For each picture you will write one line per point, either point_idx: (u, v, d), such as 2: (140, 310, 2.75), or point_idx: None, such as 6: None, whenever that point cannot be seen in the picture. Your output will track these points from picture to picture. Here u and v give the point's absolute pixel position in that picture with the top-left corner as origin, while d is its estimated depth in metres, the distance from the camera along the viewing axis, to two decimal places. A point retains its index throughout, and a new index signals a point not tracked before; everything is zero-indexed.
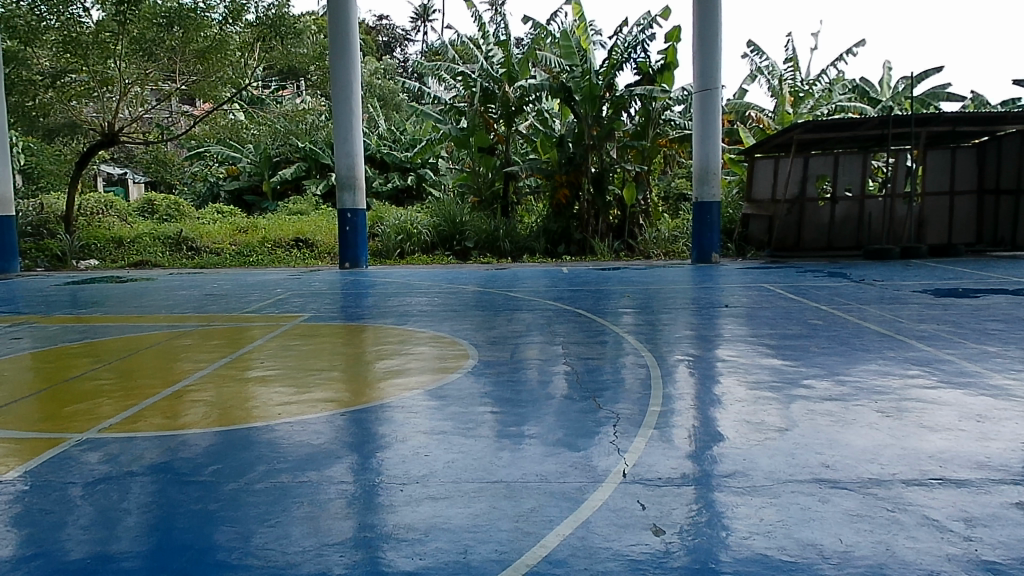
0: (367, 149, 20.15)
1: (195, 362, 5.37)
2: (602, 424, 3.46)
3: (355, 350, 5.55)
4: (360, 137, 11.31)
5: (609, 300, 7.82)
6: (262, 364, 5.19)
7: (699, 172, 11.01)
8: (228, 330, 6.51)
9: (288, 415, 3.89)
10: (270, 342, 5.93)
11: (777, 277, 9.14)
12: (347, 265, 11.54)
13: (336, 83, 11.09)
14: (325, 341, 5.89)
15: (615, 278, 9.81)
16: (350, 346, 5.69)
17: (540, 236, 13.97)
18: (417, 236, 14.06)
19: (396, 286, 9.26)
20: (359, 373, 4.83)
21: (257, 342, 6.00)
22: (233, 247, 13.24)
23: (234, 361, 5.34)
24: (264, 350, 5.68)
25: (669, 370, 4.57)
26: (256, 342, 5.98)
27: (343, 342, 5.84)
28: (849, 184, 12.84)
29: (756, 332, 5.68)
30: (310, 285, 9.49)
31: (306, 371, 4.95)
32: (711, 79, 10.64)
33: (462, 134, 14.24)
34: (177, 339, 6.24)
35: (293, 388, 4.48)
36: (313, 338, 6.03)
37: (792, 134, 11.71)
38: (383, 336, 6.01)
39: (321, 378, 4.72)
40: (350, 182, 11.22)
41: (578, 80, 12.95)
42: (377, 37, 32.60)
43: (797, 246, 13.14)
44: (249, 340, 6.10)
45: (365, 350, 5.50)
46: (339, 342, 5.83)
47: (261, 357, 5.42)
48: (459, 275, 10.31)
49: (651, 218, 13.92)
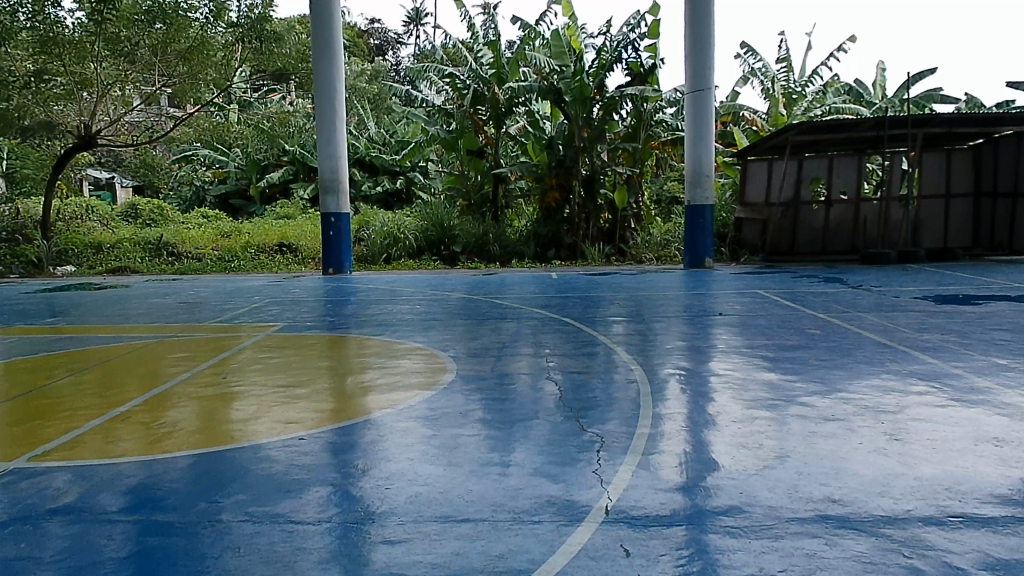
0: (356, 152, 19.84)
1: (158, 376, 5.08)
2: (585, 450, 3.16)
3: (329, 362, 5.25)
4: (344, 139, 11.02)
5: (598, 308, 7.55)
6: (222, 380, 4.85)
7: (691, 174, 10.71)
8: (197, 341, 6.20)
9: (247, 437, 3.58)
10: (236, 356, 5.59)
11: (773, 282, 8.87)
12: (331, 270, 11.23)
13: (319, 83, 10.78)
14: (298, 353, 5.58)
15: (606, 284, 9.53)
16: (324, 358, 5.38)
17: (529, 240, 13.69)
18: (404, 241, 13.74)
19: (379, 292, 8.96)
20: (330, 389, 4.53)
21: (226, 354, 5.70)
22: (215, 252, 12.92)
23: (200, 375, 5.04)
24: (232, 363, 5.38)
25: (660, 386, 4.28)
26: (226, 354, 5.68)
27: (318, 354, 5.54)
28: (844, 187, 12.61)
29: (752, 342, 5.41)
30: (290, 291, 9.19)
31: (273, 386, 4.65)
32: (704, 79, 10.39)
33: (450, 137, 13.96)
34: (143, 351, 5.94)
35: (257, 406, 4.18)
36: (286, 350, 5.72)
37: (786, 136, 11.43)
38: (361, 346, 5.71)
39: (288, 395, 4.41)
40: (334, 185, 10.92)
41: (568, 80, 12.64)
42: (368, 41, 32.33)
43: (791, 251, 12.91)
44: (214, 353, 5.76)
45: (339, 363, 5.20)
46: (309, 355, 5.49)
47: (228, 371, 5.12)
48: (446, 281, 10.01)
49: (642, 222, 13.71)
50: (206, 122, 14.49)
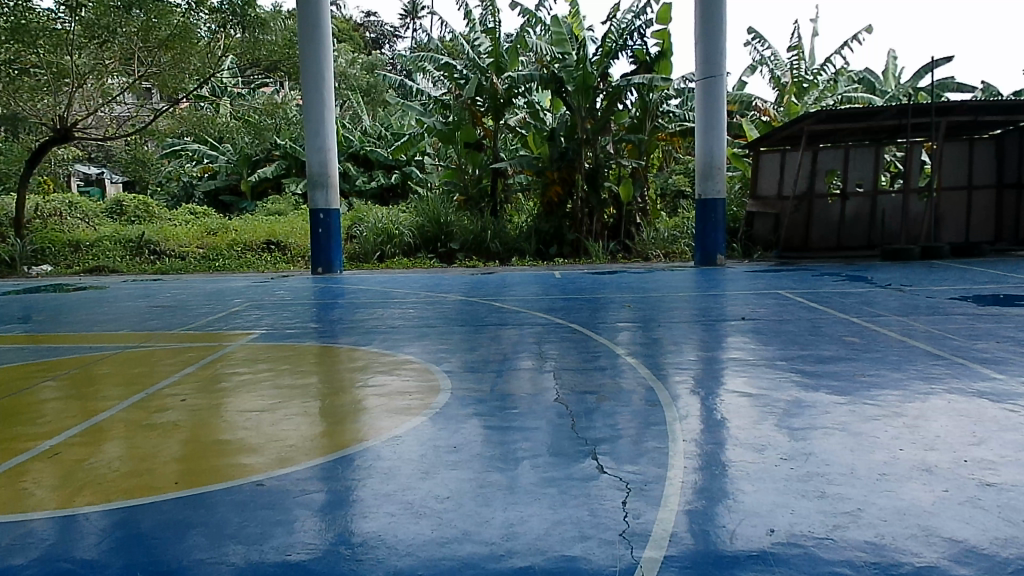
0: (349, 145, 19.18)
1: (103, 400, 4.40)
2: (609, 495, 2.58)
3: (304, 381, 4.57)
4: (333, 130, 10.39)
5: (607, 311, 6.94)
6: (181, 403, 4.23)
7: (702, 166, 10.09)
8: (161, 354, 5.54)
9: (189, 483, 2.90)
10: (201, 372, 4.96)
11: (792, 281, 8.27)
12: (320, 270, 10.61)
13: (307, 71, 10.14)
14: (271, 370, 4.90)
15: (612, 283, 8.93)
16: (298, 376, 4.70)
17: (530, 236, 13.08)
18: (398, 238, 13.06)
19: (371, 294, 8.36)
20: (300, 415, 3.84)
21: (189, 370, 5.02)
22: (200, 251, 12.30)
23: (152, 399, 4.36)
24: (192, 382, 4.70)
25: (688, 406, 3.68)
26: (188, 371, 5.00)
27: (293, 370, 4.86)
28: (860, 179, 12.03)
29: (783, 350, 4.81)
30: (275, 293, 8.58)
31: (234, 412, 3.98)
32: (716, 65, 9.78)
33: (447, 129, 13.34)
34: (96, 366, 5.27)
35: (211, 439, 3.50)
36: (257, 366, 5.05)
37: (803, 125, 10.77)
38: (342, 361, 5.03)
39: (251, 424, 3.73)
40: (322, 180, 10.29)
41: (570, 68, 11.99)
42: (364, 34, 31.63)
43: (805, 246, 12.27)
44: (177, 368, 5.12)
45: (314, 382, 4.51)
46: (284, 371, 4.86)
47: (186, 393, 4.45)
48: (441, 281, 9.41)
49: (648, 217, 13.05)
50: (192, 115, 13.85)
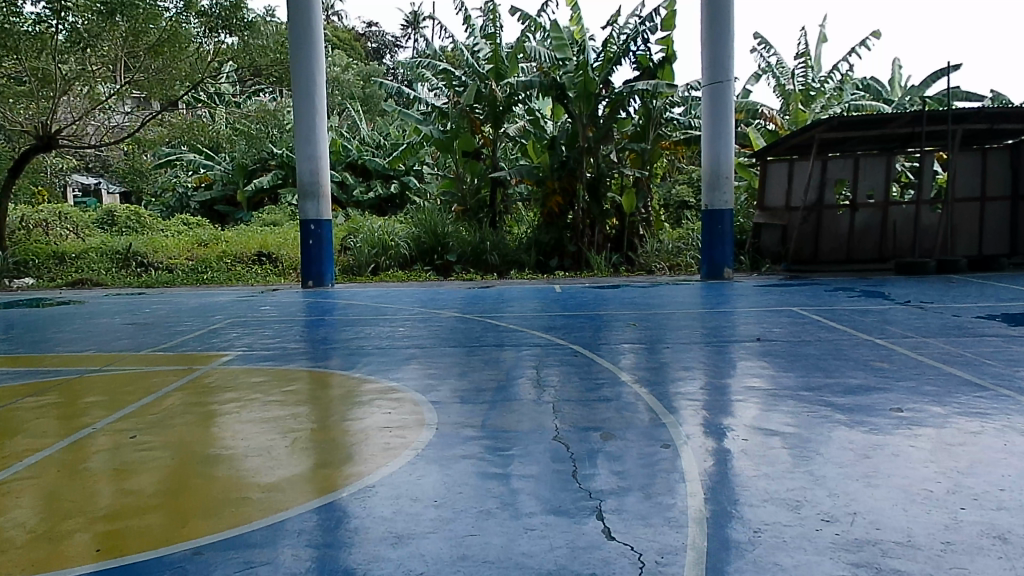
0: (347, 154, 18.78)
1: (45, 435, 3.91)
2: (619, 568, 2.16)
3: (272, 414, 4.09)
4: (326, 138, 9.98)
5: (610, 330, 6.51)
6: (134, 439, 3.76)
7: (708, 175, 9.66)
8: (123, 378, 5.07)
9: (112, 552, 2.43)
10: (164, 401, 4.51)
11: (806, 298, 7.85)
12: (310, 283, 10.18)
13: (297, 76, 9.74)
14: (238, 401, 4.42)
15: (615, 299, 8.50)
16: (266, 408, 4.21)
17: (530, 248, 12.68)
18: (394, 249, 12.65)
19: (362, 310, 7.94)
20: (260, 458, 3.36)
21: (148, 400, 4.53)
22: (188, 263, 11.88)
23: (100, 435, 3.88)
24: (149, 415, 4.21)
25: (704, 446, 3.26)
26: (149, 400, 4.53)
27: (262, 400, 4.38)
28: (871, 189, 11.60)
29: (806, 378, 4.37)
30: (261, 309, 8.16)
31: (187, 453, 3.50)
32: (723, 70, 9.39)
33: (445, 137, 12.99)
34: (49, 393, 4.79)
35: (151, 490, 3.02)
36: (224, 395, 4.56)
37: (813, 133, 10.33)
38: (318, 389, 4.55)
39: (203, 469, 3.26)
40: (313, 190, 9.87)
41: (572, 75, 11.65)
42: (365, 44, 31.32)
43: (814, 259, 11.85)
44: (137, 395, 4.66)
45: (283, 416, 4.03)
46: (254, 400, 4.41)
47: (138, 429, 3.96)
48: (436, 296, 8.98)
49: (652, 228, 12.62)
50: (183, 124, 13.46)
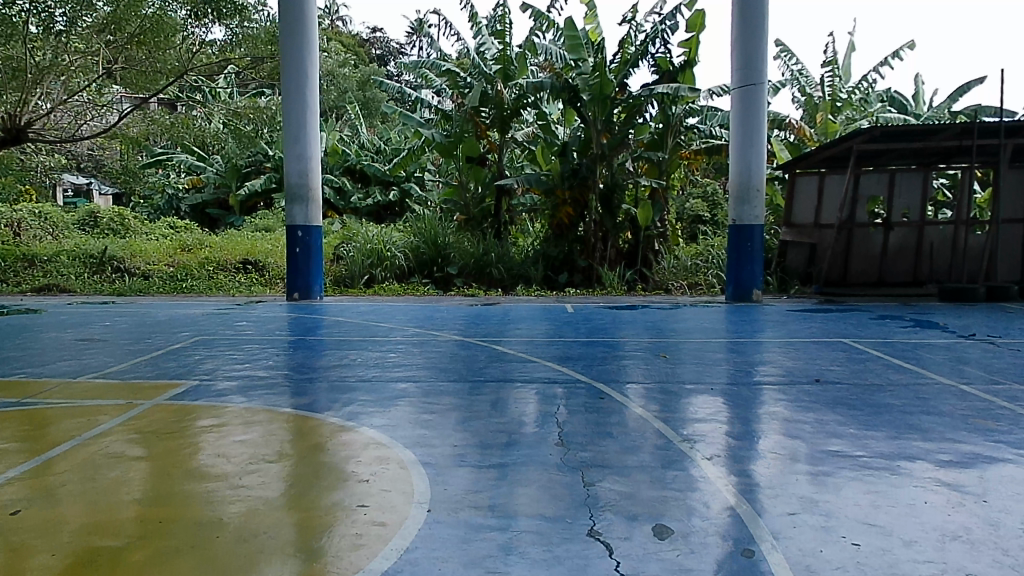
0: (345, 158, 17.89)
1: None
2: None
3: (213, 475, 3.10)
4: (318, 136, 9.09)
5: (635, 357, 5.58)
6: (25, 508, 2.76)
7: (736, 187, 8.78)
8: (42, 416, 4.08)
9: None
10: (83, 448, 3.51)
11: (851, 327, 6.97)
12: (296, 295, 9.24)
13: (288, 69, 8.87)
14: (173, 453, 3.42)
15: (635, 322, 7.61)
16: (205, 464, 3.22)
17: (537, 261, 11.78)
18: (390, 260, 11.69)
19: (350, 330, 7.04)
20: (184, 549, 2.39)
21: (60, 449, 3.51)
22: (167, 269, 11.00)
23: None
24: (53, 471, 3.18)
25: (801, 549, 2.36)
26: (63, 448, 3.53)
27: (204, 454, 3.39)
28: (905, 208, 10.80)
29: (896, 440, 3.48)
30: (238, 324, 7.25)
31: (87, 538, 2.49)
32: (756, 71, 8.52)
33: (447, 142, 12.16)
34: None
35: None
36: (156, 445, 3.55)
37: (850, 144, 9.44)
38: (277, 440, 3.56)
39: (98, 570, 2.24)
40: (303, 193, 8.97)
41: (586, 77, 10.76)
42: (370, 50, 30.41)
43: (843, 281, 11.01)
44: (53, 439, 3.65)
45: (228, 478, 3.05)
46: (198, 452, 3.44)
47: (33, 491, 2.94)
48: (433, 314, 8.08)
49: (668, 243, 11.74)
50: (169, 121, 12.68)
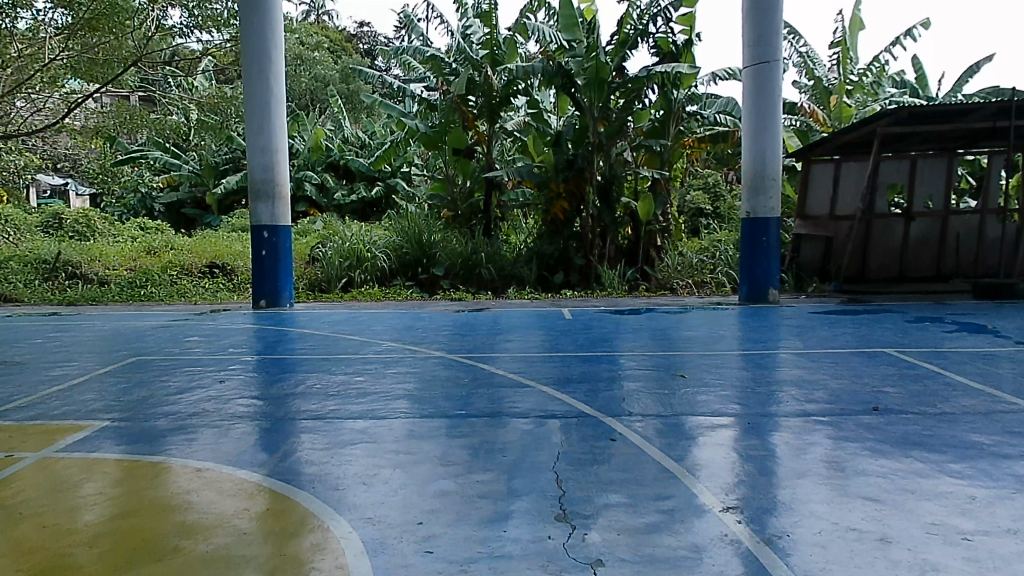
0: (328, 154, 16.97)
1: None
2: None
3: None
4: (284, 126, 8.18)
5: (647, 376, 4.70)
6: None
7: (750, 176, 7.91)
8: None
9: None
10: None
11: (888, 332, 6.10)
12: (263, 303, 8.32)
13: (249, 51, 7.96)
14: (30, 537, 2.46)
15: (641, 328, 6.73)
16: (65, 558, 2.29)
17: (530, 260, 10.88)
18: (370, 262, 10.73)
19: (318, 344, 6.15)
20: None
21: None
22: (127, 275, 10.09)
23: None
24: None
25: None
26: None
27: (73, 537, 2.45)
28: (928, 196, 9.99)
29: (1011, 503, 2.60)
30: (188, 340, 6.34)
31: None
32: (771, 47, 7.65)
33: (432, 132, 11.26)
34: None
35: None
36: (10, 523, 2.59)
37: (873, 127, 8.54)
38: (167, 512, 2.66)
39: None
40: (268, 190, 8.06)
41: (581, 59, 9.85)
42: (358, 44, 29.37)
43: (861, 276, 10.17)
44: None
45: None
46: (71, 533, 2.49)
47: None
48: (414, 322, 7.20)
49: (671, 238, 10.86)
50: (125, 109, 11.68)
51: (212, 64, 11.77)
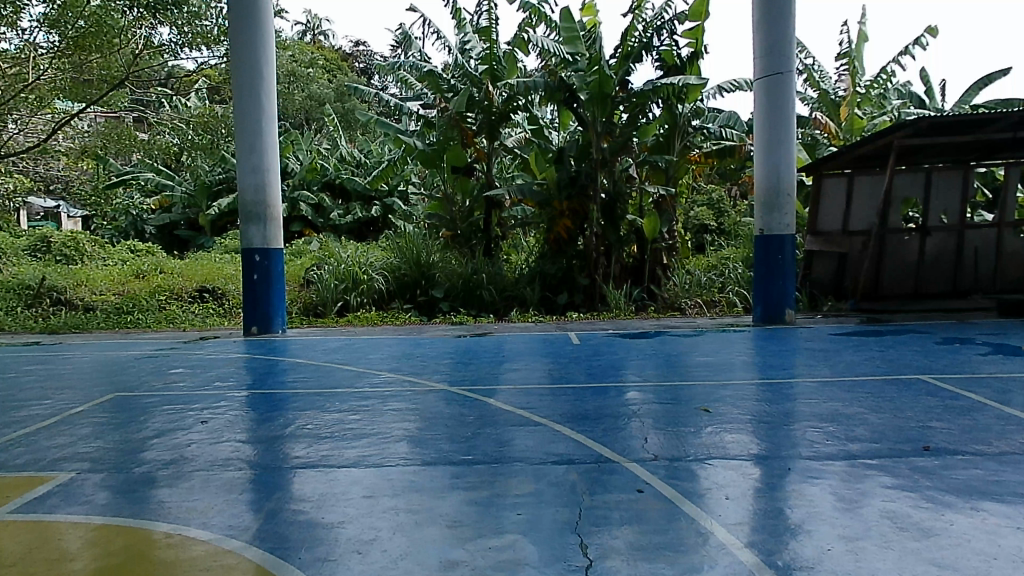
0: (323, 173, 16.59)
1: None
2: None
3: None
4: (276, 145, 7.82)
5: (667, 409, 4.32)
6: None
7: (764, 191, 7.57)
8: None
9: None
10: None
11: (918, 355, 5.73)
12: (254, 329, 7.94)
13: (239, 67, 7.63)
14: None
15: (654, 353, 6.35)
16: None
17: (533, 280, 10.51)
18: (367, 284, 10.34)
19: (311, 376, 5.76)
20: None
21: None
22: (113, 301, 9.71)
23: None
24: None
25: None
26: None
27: None
28: (944, 210, 9.68)
29: None
30: (172, 372, 5.95)
31: None
32: (783, 57, 7.34)
33: (430, 150, 10.94)
34: None
35: None
36: None
37: (889, 140, 8.21)
38: None
39: None
40: (259, 211, 7.70)
41: (583, 73, 9.57)
42: (355, 64, 29.08)
43: (876, 293, 9.82)
44: None
45: None
46: None
47: None
48: (413, 349, 6.80)
49: (677, 256, 10.52)
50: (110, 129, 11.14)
51: (207, 82, 11.61)
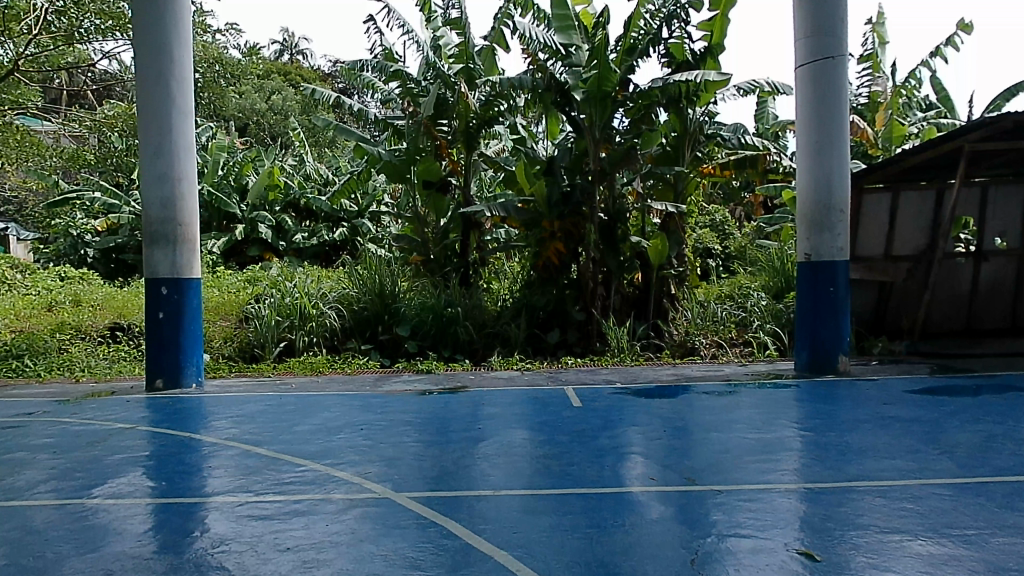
0: (286, 191, 14.93)
1: None
2: None
3: None
4: (191, 147, 6.14)
5: (740, 550, 2.63)
6: None
7: (810, 207, 5.99)
8: None
9: None
10: None
11: None
12: (159, 383, 6.20)
13: (143, 51, 5.96)
14: None
15: (683, 423, 4.68)
16: None
17: (517, 314, 8.88)
18: (318, 319, 8.62)
19: (204, 463, 4.02)
20: None
21: None
22: (2, 342, 7.92)
23: None
24: None
25: None
26: None
27: None
28: (1002, 232, 8.16)
29: None
30: (11, 458, 4.21)
31: None
32: (834, 38, 5.81)
33: (397, 161, 9.32)
34: None
35: None
36: None
37: (956, 146, 6.66)
38: None
39: None
40: (168, 233, 6.03)
41: (579, 69, 8.03)
42: (333, 84, 27.37)
43: (925, 331, 8.23)
44: None
45: None
46: None
47: None
48: (360, 416, 5.09)
49: (687, 286, 8.91)
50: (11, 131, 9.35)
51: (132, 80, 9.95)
